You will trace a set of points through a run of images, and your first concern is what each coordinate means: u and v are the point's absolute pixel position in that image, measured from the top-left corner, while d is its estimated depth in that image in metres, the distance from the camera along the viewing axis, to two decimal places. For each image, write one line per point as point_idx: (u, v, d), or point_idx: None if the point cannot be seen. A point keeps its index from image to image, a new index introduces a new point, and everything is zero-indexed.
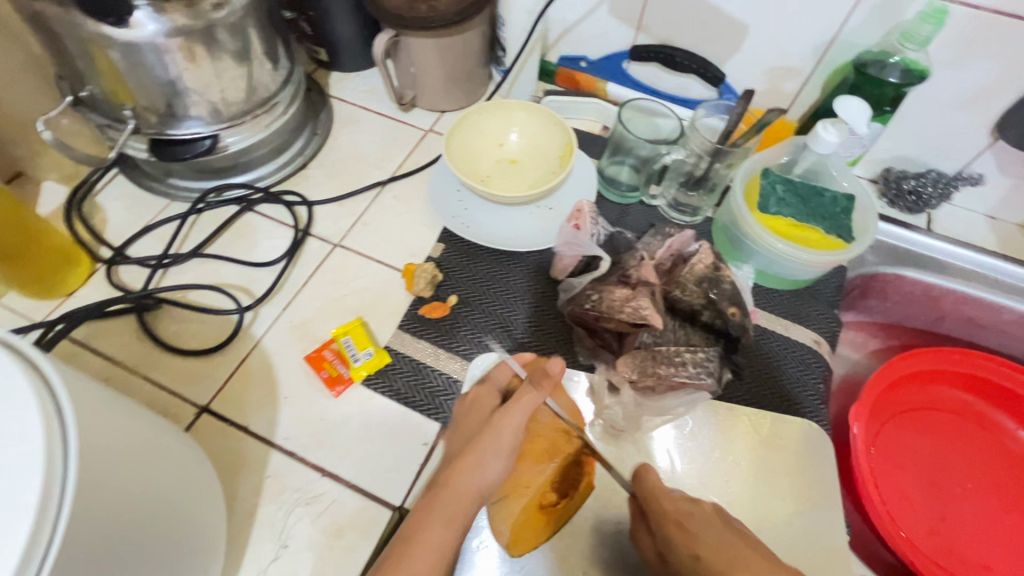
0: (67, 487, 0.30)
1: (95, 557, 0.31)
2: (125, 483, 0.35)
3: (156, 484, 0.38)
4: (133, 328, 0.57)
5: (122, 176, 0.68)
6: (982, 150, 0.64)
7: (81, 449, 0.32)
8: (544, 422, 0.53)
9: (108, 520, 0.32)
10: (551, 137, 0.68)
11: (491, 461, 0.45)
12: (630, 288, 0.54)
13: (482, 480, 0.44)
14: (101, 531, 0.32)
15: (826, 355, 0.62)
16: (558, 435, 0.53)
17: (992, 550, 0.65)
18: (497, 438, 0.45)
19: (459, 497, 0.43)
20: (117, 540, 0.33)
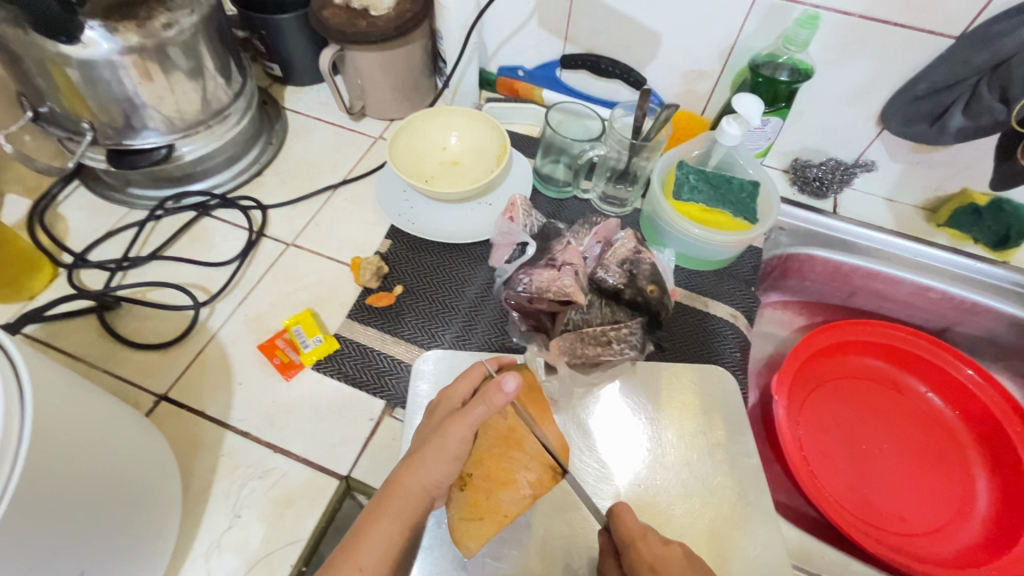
0: (27, 442, 0.34)
1: (51, 509, 0.35)
2: (82, 447, 0.38)
3: (112, 453, 0.41)
4: (94, 326, 0.61)
5: (83, 187, 0.71)
6: (872, 140, 0.72)
7: (42, 412, 0.36)
8: (530, 448, 0.51)
9: (66, 477, 0.36)
10: (489, 139, 0.74)
11: (440, 464, 0.44)
12: (556, 269, 0.60)
13: (430, 480, 0.44)
14: (58, 487, 0.36)
15: (743, 327, 0.68)
16: (546, 472, 0.50)
17: (906, 502, 0.70)
18: (454, 441, 0.44)
19: (410, 500, 0.43)
20: (73, 497, 0.37)
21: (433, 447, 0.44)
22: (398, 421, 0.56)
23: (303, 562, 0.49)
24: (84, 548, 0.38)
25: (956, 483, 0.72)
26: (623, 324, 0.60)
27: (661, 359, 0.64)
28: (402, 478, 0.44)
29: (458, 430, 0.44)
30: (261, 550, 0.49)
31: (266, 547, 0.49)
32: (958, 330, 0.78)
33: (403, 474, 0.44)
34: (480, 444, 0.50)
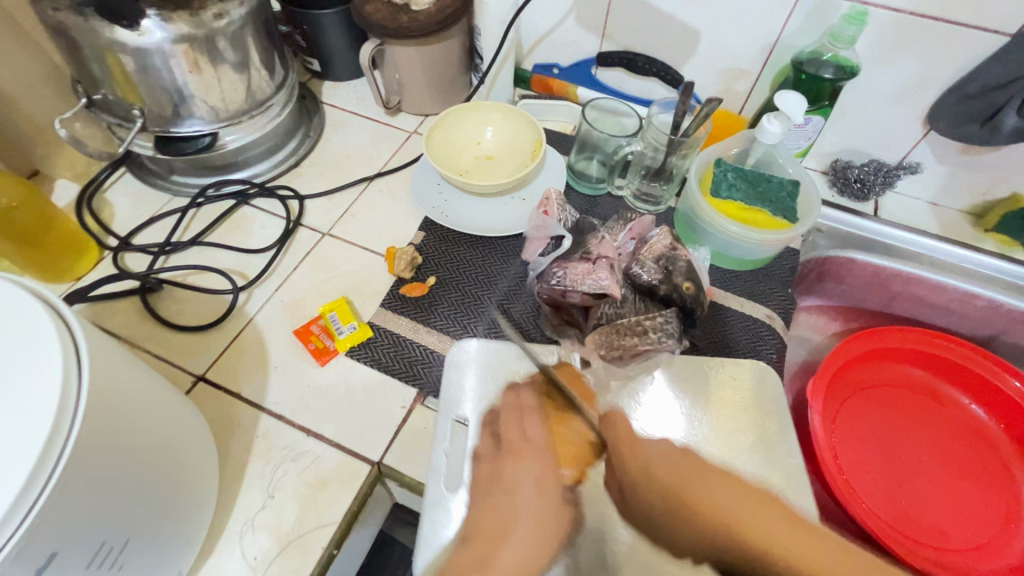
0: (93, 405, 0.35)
1: (110, 472, 0.35)
2: (140, 414, 0.39)
3: (162, 423, 0.42)
4: (137, 308, 0.62)
5: (129, 174, 0.74)
6: (917, 141, 0.70)
7: (105, 376, 0.36)
8: (569, 424, 0.44)
9: (123, 443, 0.37)
10: (524, 135, 0.74)
11: (518, 493, 0.41)
12: (591, 262, 0.59)
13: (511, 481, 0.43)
14: (116, 450, 0.36)
15: (780, 329, 0.66)
16: (585, 446, 0.41)
17: (951, 517, 0.67)
18: (529, 473, 0.42)
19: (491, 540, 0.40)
20: (129, 464, 0.37)
21: (506, 484, 0.44)
22: (430, 410, 0.56)
23: (334, 546, 0.49)
24: (134, 520, 0.38)
25: (1000, 499, 0.69)
26: (656, 314, 0.58)
27: (701, 353, 0.63)
28: (484, 527, 0.42)
29: (528, 459, 0.43)
30: (293, 531, 0.49)
31: (298, 527, 0.49)
32: (1005, 339, 0.75)
33: (485, 519, 0.43)
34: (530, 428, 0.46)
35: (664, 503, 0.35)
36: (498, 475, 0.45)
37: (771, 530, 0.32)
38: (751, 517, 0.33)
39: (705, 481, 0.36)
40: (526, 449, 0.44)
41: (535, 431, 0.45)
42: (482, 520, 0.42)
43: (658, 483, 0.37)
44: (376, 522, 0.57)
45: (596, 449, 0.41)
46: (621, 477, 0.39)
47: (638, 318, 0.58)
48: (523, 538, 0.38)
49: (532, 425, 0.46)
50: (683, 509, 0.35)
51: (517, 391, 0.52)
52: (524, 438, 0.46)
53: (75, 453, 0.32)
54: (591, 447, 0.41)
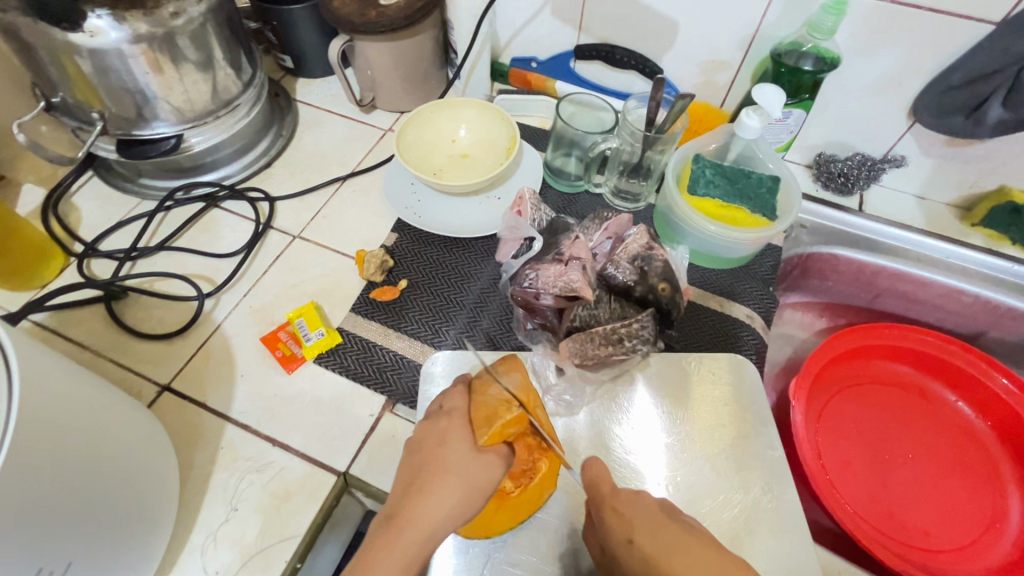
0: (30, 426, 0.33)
1: (49, 494, 0.34)
2: (86, 432, 0.38)
3: (112, 439, 0.41)
4: (102, 316, 0.61)
5: (97, 178, 0.72)
6: (902, 133, 0.68)
7: (44, 394, 0.35)
8: (490, 387, 0.46)
9: (65, 465, 0.36)
10: (499, 131, 0.72)
11: (446, 452, 0.43)
12: (563, 264, 0.58)
13: (431, 444, 0.44)
14: (55, 471, 0.35)
15: (760, 328, 0.65)
16: (500, 405, 0.44)
17: (932, 517, 0.66)
18: (442, 430, 0.44)
19: (408, 493, 0.41)
20: (71, 485, 0.36)
21: (426, 446, 0.44)
22: (399, 418, 0.55)
23: (298, 559, 0.48)
24: (82, 542, 0.37)
25: (986, 497, 0.68)
26: (633, 320, 0.56)
27: (682, 352, 0.61)
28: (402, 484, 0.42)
29: (443, 419, 0.45)
30: (256, 544, 0.48)
31: (261, 540, 0.48)
32: (993, 335, 0.73)
33: (406, 476, 0.43)
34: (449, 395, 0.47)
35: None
36: (421, 436, 0.45)
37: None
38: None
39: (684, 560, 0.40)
40: (447, 413, 0.45)
41: (455, 395, 0.46)
42: (403, 478, 0.43)
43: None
44: (346, 531, 0.56)
45: (506, 404, 0.45)
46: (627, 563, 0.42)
47: (613, 326, 0.56)
48: (451, 497, 0.41)
49: (458, 394, 0.46)
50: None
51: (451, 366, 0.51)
52: (448, 405, 0.46)
53: (5, 478, 0.31)
54: (501, 403, 0.45)
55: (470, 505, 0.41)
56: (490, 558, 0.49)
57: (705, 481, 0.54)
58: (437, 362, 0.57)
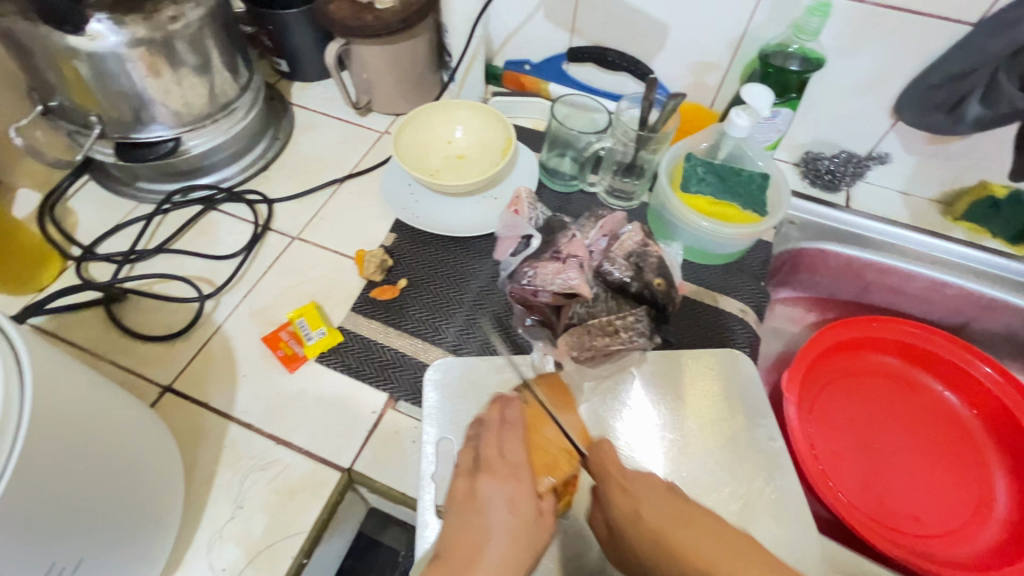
0: (42, 424, 0.34)
1: (59, 490, 0.35)
2: (94, 430, 0.38)
3: (121, 438, 0.41)
4: (101, 319, 0.61)
5: (93, 182, 0.72)
6: (886, 131, 0.71)
7: (56, 392, 0.36)
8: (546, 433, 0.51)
9: (76, 462, 0.36)
10: (495, 132, 0.73)
11: (497, 512, 0.43)
12: (562, 261, 0.59)
13: (492, 505, 0.44)
14: (67, 467, 0.35)
15: (753, 322, 0.66)
16: (561, 454, 0.50)
17: (922, 503, 0.68)
18: (512, 489, 0.45)
19: (465, 555, 0.41)
20: (80, 484, 0.36)
21: (485, 505, 0.44)
22: (401, 414, 0.56)
23: (304, 554, 0.49)
24: (90, 540, 0.38)
25: (973, 483, 0.70)
26: (627, 313, 0.59)
27: (678, 349, 0.63)
28: (457, 547, 0.42)
29: (509, 477, 0.46)
30: (262, 541, 0.48)
31: (267, 537, 0.48)
32: (976, 326, 0.76)
33: (459, 537, 0.42)
34: (511, 452, 0.47)
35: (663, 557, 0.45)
36: (474, 490, 0.45)
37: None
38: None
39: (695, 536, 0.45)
40: (507, 470, 0.46)
41: (519, 450, 0.48)
42: (455, 536, 0.42)
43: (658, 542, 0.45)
44: (350, 527, 0.57)
45: (565, 455, 0.50)
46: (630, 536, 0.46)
47: (609, 319, 0.59)
48: (505, 555, 0.41)
49: (518, 446, 0.48)
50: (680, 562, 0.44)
51: (497, 406, 0.51)
52: (510, 459, 0.47)
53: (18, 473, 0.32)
54: (562, 453, 0.50)
55: (521, 562, 0.41)
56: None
57: (703, 470, 0.55)
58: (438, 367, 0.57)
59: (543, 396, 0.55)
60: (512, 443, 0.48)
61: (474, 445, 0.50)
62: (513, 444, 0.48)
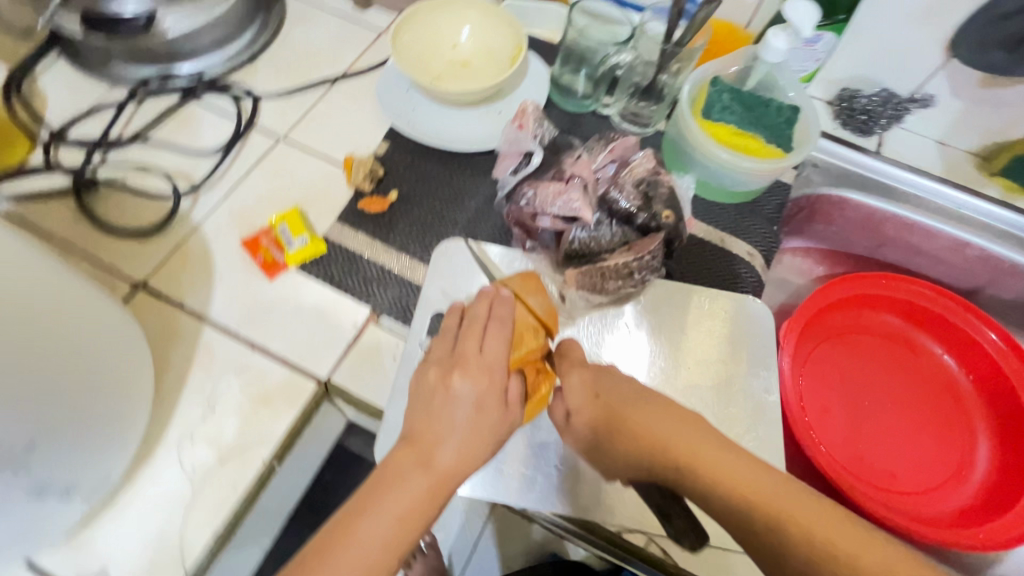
0: None
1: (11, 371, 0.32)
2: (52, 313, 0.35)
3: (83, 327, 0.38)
4: (72, 208, 0.57)
5: (63, 60, 0.66)
6: (935, 71, 0.62)
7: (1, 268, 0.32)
8: (517, 306, 0.47)
9: (31, 348, 0.34)
10: (503, 38, 0.66)
11: (464, 409, 0.39)
12: (564, 182, 0.55)
13: (458, 401, 0.39)
14: (18, 347, 0.33)
15: (759, 267, 0.63)
16: (529, 330, 0.47)
17: (901, 462, 0.68)
18: (481, 387, 0.40)
19: (430, 442, 0.38)
20: (37, 372, 0.34)
21: (455, 400, 0.40)
22: (382, 331, 0.54)
23: (276, 458, 0.48)
24: (50, 430, 0.35)
25: (956, 447, 0.69)
26: (645, 253, 0.54)
27: (688, 283, 0.60)
28: (422, 433, 0.39)
29: (481, 373, 0.41)
30: (234, 443, 0.47)
31: (239, 440, 0.47)
32: (990, 292, 0.72)
33: (420, 424, 0.39)
34: (489, 347, 0.42)
35: (614, 431, 0.44)
36: (438, 380, 0.41)
37: (725, 464, 0.39)
38: (721, 463, 0.39)
39: (655, 417, 0.43)
40: (482, 366, 0.41)
41: (499, 346, 0.42)
42: (421, 423, 0.39)
43: (609, 420, 0.44)
44: (327, 439, 0.56)
45: (529, 330, 0.47)
46: (589, 419, 0.45)
47: (623, 257, 0.54)
48: (462, 449, 0.38)
49: (500, 342, 0.42)
50: (635, 441, 0.43)
51: (489, 298, 0.45)
52: (487, 353, 0.42)
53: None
54: (524, 326, 0.47)
55: (485, 446, 0.39)
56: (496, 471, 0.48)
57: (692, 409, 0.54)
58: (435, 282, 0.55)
59: (513, 283, 0.50)
60: (486, 332, 0.43)
61: (455, 331, 0.44)
62: (490, 333, 0.43)
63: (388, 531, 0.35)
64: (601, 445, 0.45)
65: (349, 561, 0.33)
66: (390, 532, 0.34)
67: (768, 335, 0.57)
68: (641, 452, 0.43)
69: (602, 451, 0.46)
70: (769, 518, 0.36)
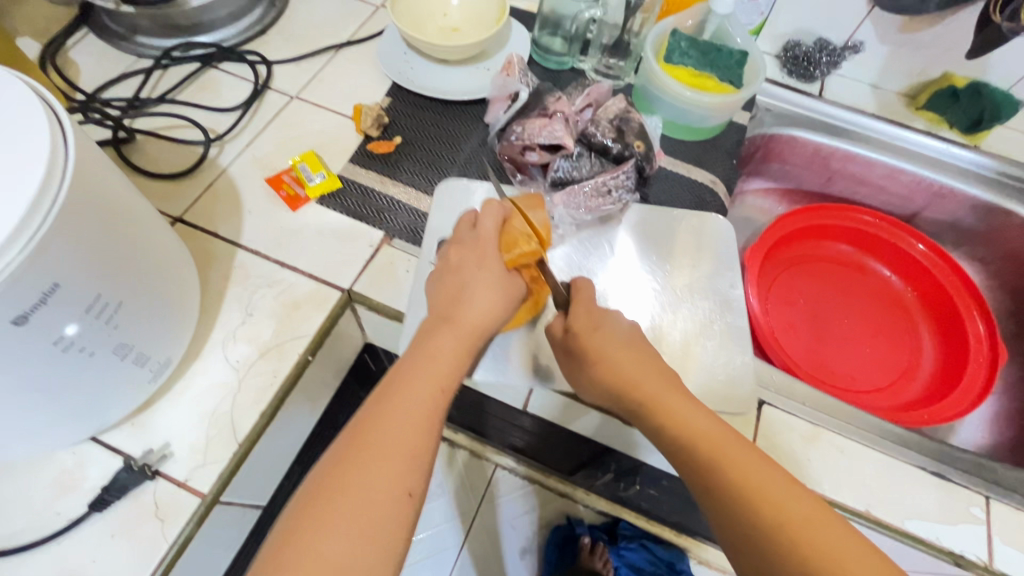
0: (93, 175, 0.37)
1: (111, 236, 0.39)
2: (136, 201, 0.43)
3: (156, 221, 0.45)
4: (111, 158, 0.64)
5: (92, 36, 0.73)
6: (862, 20, 0.74)
7: (97, 153, 0.39)
8: (510, 218, 0.51)
9: (123, 224, 0.40)
10: (488, 5, 0.76)
11: (472, 272, 0.47)
12: (548, 117, 0.64)
13: (465, 271, 0.48)
14: (117, 219, 0.39)
15: (722, 193, 0.71)
16: (522, 237, 0.50)
17: (858, 366, 0.77)
18: (480, 256, 0.49)
19: (453, 303, 0.46)
20: (130, 247, 0.41)
21: (465, 269, 0.48)
22: (395, 250, 0.61)
23: (309, 353, 0.55)
24: (134, 300, 0.42)
25: (906, 351, 0.78)
26: (620, 172, 0.63)
27: (666, 207, 0.67)
28: (443, 301, 0.46)
29: (478, 246, 0.49)
30: (272, 341, 0.54)
31: (276, 338, 0.54)
32: (926, 215, 0.82)
33: (442, 297, 0.47)
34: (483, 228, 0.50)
35: (594, 360, 0.47)
36: (445, 265, 0.49)
37: (687, 414, 0.42)
38: (683, 412, 0.43)
39: (635, 360, 0.47)
40: (478, 241, 0.50)
41: (491, 225, 0.51)
42: (442, 295, 0.47)
43: (594, 352, 0.47)
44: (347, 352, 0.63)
45: (524, 239, 0.50)
46: (578, 344, 0.48)
47: (600, 178, 0.63)
48: (481, 299, 0.46)
49: (492, 224, 0.51)
50: (609, 373, 0.46)
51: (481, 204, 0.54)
52: (482, 231, 0.50)
53: (70, 195, 0.35)
54: (519, 236, 0.50)
55: (499, 300, 0.47)
56: (503, 366, 0.56)
57: (671, 308, 0.61)
58: (441, 202, 0.63)
59: (519, 200, 0.57)
60: (477, 221, 0.52)
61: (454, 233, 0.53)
62: (480, 219, 0.52)
63: (430, 380, 0.40)
64: (581, 368, 0.48)
65: (403, 406, 0.38)
66: (433, 383, 0.39)
67: (731, 243, 0.65)
68: (606, 384, 0.46)
69: (583, 373, 0.48)
70: (706, 461, 0.40)
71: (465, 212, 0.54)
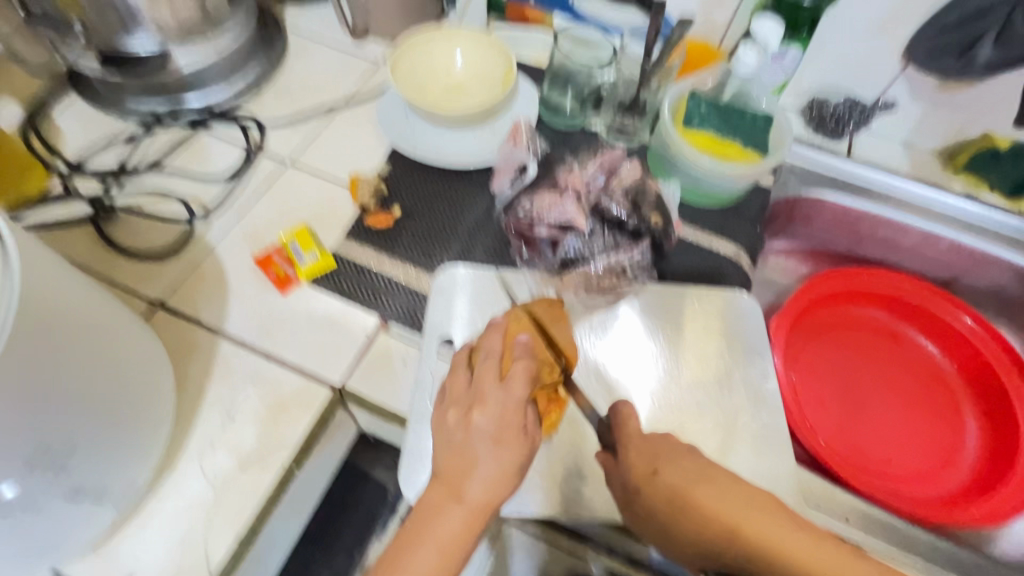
0: (40, 308, 0.33)
1: (60, 373, 0.34)
2: (97, 320, 0.38)
3: (122, 336, 0.40)
4: (92, 235, 0.60)
5: (78, 98, 0.69)
6: (895, 78, 0.69)
7: (50, 276, 0.35)
8: (537, 340, 0.47)
9: (78, 354, 0.36)
10: (495, 64, 0.71)
11: (485, 444, 0.40)
12: (558, 193, 0.60)
13: (478, 440, 0.40)
14: (69, 351, 0.35)
15: (746, 266, 0.66)
16: (548, 367, 0.46)
17: (895, 448, 0.70)
18: (498, 421, 0.40)
19: (455, 478, 0.39)
20: (86, 378, 0.36)
21: (476, 436, 0.40)
22: (392, 338, 0.56)
23: (294, 463, 0.49)
24: (89, 435, 0.37)
25: (947, 432, 0.72)
26: (633, 251, 0.59)
27: (683, 285, 0.62)
28: (448, 470, 0.40)
29: (498, 408, 0.41)
30: (254, 450, 0.49)
31: (258, 447, 0.49)
32: (966, 281, 0.76)
33: (445, 463, 0.40)
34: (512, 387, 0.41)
35: (673, 512, 0.44)
36: (453, 422, 0.41)
37: (780, 537, 0.41)
38: (786, 544, 0.41)
39: (717, 492, 0.44)
40: (501, 403, 0.41)
41: (518, 385, 0.41)
42: (445, 461, 0.40)
43: (673, 498, 0.44)
44: (340, 448, 0.57)
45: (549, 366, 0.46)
46: (648, 496, 0.45)
47: (614, 258, 0.58)
48: (488, 482, 0.39)
49: (522, 380, 0.41)
50: (703, 526, 0.43)
51: (498, 332, 0.46)
52: (506, 388, 0.41)
53: (9, 344, 0.31)
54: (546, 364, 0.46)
55: (511, 478, 0.40)
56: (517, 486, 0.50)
57: (694, 402, 0.56)
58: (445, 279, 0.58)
59: (540, 310, 0.52)
60: (500, 366, 0.43)
61: (467, 364, 0.45)
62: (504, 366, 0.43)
63: (432, 562, 0.38)
64: (663, 529, 0.45)
65: None
66: None
67: (759, 327, 0.60)
68: (705, 542, 0.43)
69: (669, 541, 0.45)
70: None
71: (484, 340, 0.46)
